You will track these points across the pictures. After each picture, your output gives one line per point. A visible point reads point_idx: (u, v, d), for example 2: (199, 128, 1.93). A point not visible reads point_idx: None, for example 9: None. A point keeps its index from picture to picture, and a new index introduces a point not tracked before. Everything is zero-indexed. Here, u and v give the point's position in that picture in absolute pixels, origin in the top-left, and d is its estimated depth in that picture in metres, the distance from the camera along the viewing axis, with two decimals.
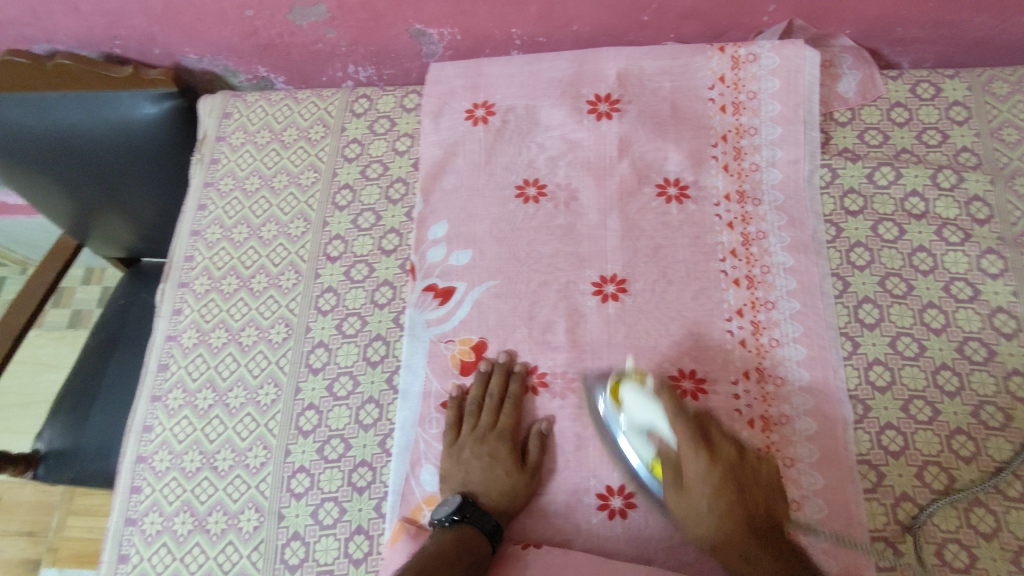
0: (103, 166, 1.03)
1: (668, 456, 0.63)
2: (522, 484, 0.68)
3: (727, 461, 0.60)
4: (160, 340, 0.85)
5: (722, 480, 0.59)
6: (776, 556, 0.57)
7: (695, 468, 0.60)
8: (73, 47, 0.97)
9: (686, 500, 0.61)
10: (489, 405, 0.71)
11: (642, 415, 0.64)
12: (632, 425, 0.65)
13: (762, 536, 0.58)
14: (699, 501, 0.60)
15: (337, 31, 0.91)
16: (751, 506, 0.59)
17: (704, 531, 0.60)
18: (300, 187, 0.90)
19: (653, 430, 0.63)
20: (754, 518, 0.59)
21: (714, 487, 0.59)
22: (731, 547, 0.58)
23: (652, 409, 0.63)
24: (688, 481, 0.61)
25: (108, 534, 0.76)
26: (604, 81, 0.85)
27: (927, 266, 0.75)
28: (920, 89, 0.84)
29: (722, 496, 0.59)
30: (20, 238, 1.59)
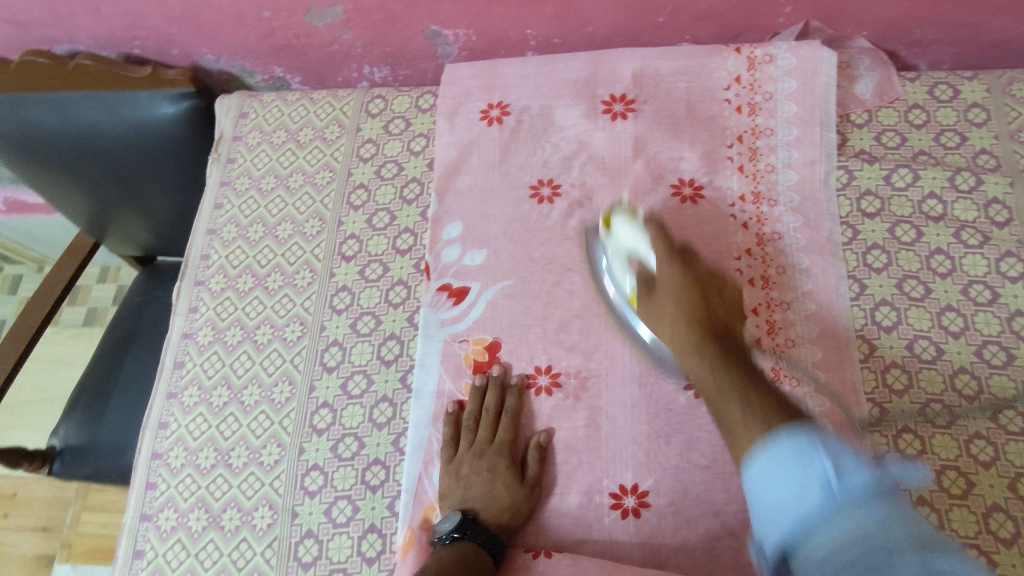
0: (122, 165, 1.04)
1: (645, 276, 0.70)
2: (522, 499, 0.67)
3: (694, 272, 0.67)
4: (176, 338, 0.85)
5: (689, 285, 0.66)
6: (729, 356, 0.60)
7: (670, 270, 0.68)
8: (93, 47, 0.98)
9: (656, 307, 0.67)
10: (487, 418, 0.71)
11: (626, 240, 0.71)
12: (616, 250, 0.73)
13: (720, 339, 0.62)
14: (668, 301, 0.66)
15: (353, 32, 0.91)
16: (713, 314, 0.65)
17: (672, 337, 0.65)
18: (315, 186, 0.91)
19: (633, 253, 0.71)
20: (715, 326, 0.64)
21: (682, 291, 0.66)
22: (689, 345, 0.63)
23: (635, 230, 0.71)
24: (662, 287, 0.68)
25: (124, 529, 0.76)
26: (619, 82, 0.85)
27: (944, 269, 0.75)
28: (938, 90, 0.84)
29: (689, 302, 0.65)
30: (38, 236, 1.61)
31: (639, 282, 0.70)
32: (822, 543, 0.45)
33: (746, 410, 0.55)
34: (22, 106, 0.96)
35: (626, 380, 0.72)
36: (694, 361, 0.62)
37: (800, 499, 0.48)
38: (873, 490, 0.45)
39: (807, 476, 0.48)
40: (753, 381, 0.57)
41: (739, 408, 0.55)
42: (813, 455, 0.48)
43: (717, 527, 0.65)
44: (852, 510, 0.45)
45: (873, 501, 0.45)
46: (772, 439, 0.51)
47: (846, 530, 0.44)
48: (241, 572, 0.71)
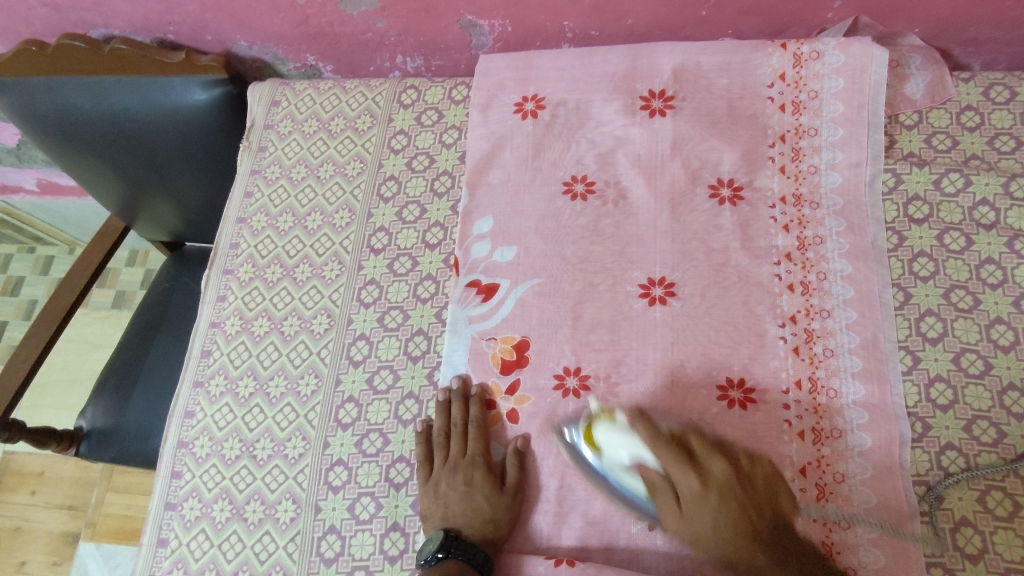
0: (155, 151, 1.04)
1: (654, 480, 0.63)
2: (504, 508, 0.67)
3: (717, 481, 0.61)
4: (203, 326, 0.85)
5: (719, 499, 0.60)
6: (792, 559, 0.59)
7: (689, 487, 0.61)
8: (129, 32, 0.98)
9: (688, 523, 0.61)
10: (454, 434, 0.71)
11: (621, 453, 0.64)
12: (614, 467, 0.65)
13: (767, 540, 0.59)
14: (702, 524, 0.60)
15: (387, 21, 0.90)
16: (753, 520, 0.60)
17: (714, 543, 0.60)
18: (346, 177, 0.90)
19: (642, 463, 0.63)
20: (758, 529, 0.60)
21: (709, 504, 0.60)
22: (738, 559, 0.60)
23: (631, 442, 0.63)
24: (686, 499, 0.61)
25: (148, 517, 0.76)
26: (659, 77, 0.82)
27: (996, 279, 0.71)
28: (994, 92, 0.80)
29: (731, 507, 0.60)
30: (70, 218, 1.63)
31: (663, 493, 0.62)
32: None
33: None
34: (57, 90, 0.97)
35: (658, 387, 0.70)
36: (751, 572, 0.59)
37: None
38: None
39: None
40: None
41: None
42: None
43: None
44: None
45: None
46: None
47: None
48: (264, 566, 0.71)
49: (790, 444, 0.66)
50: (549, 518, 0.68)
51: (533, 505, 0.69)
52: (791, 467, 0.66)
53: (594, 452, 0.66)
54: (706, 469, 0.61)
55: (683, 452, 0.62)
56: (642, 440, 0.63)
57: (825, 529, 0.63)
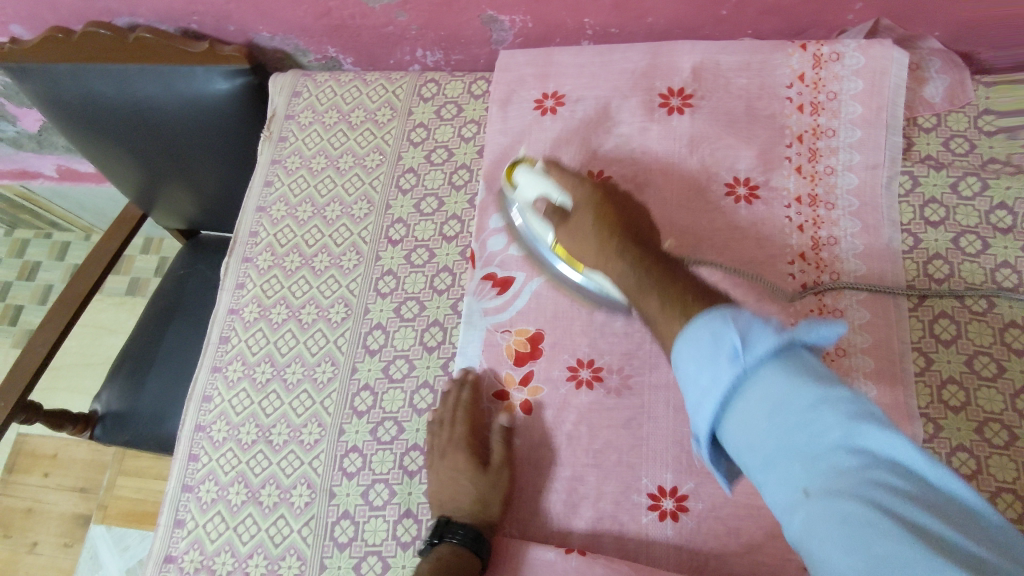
0: (175, 139, 1.05)
1: (554, 208, 0.71)
2: (488, 490, 0.68)
3: (603, 189, 0.68)
4: (222, 313, 0.86)
5: (596, 204, 0.67)
6: (647, 252, 0.60)
7: (581, 192, 0.69)
8: (153, 21, 0.99)
9: (572, 223, 0.68)
10: (444, 420, 0.73)
11: (534, 189, 0.73)
12: (529, 205, 0.75)
13: (636, 239, 0.62)
14: (582, 221, 0.66)
15: (409, 15, 0.91)
16: (626, 219, 0.65)
17: (588, 244, 0.65)
18: (365, 168, 0.91)
19: (547, 195, 0.72)
20: (628, 226, 0.64)
21: (592, 204, 0.67)
22: (607, 252, 0.63)
23: (543, 176, 0.73)
24: (576, 208, 0.68)
25: (165, 498, 0.78)
26: (678, 75, 0.83)
27: (1011, 283, 0.72)
28: (1013, 97, 0.80)
29: (602, 212, 0.65)
30: (88, 205, 1.65)
31: (557, 214, 0.70)
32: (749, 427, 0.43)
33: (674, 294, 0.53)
34: (81, 76, 0.98)
35: (671, 381, 0.70)
36: (611, 267, 0.61)
37: (716, 386, 0.45)
38: (782, 360, 0.43)
39: None
40: (672, 276, 0.56)
41: (657, 297, 0.54)
42: (723, 337, 0.46)
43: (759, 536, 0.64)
44: (766, 386, 0.43)
45: (785, 372, 0.43)
46: (692, 324, 0.49)
47: (770, 393, 0.43)
48: (278, 549, 0.72)
49: None
50: (560, 509, 0.69)
51: (545, 494, 0.69)
52: None
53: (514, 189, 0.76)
54: (599, 187, 0.69)
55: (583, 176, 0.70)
56: (551, 178, 0.72)
57: None
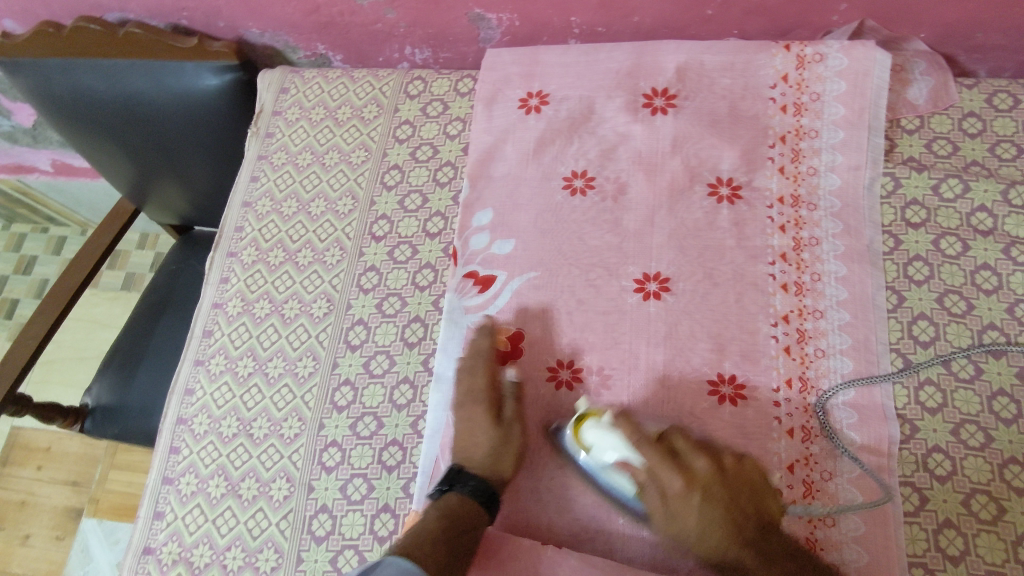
0: (165, 135, 1.06)
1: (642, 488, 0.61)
2: (499, 443, 0.66)
3: (702, 477, 0.60)
4: (206, 307, 0.87)
5: (701, 498, 0.59)
6: (782, 560, 0.58)
7: (673, 484, 0.60)
8: (143, 16, 0.99)
9: (671, 520, 0.60)
10: (463, 370, 0.70)
11: (612, 450, 0.62)
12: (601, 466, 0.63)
13: (753, 541, 0.58)
14: (687, 523, 0.59)
15: (397, 13, 0.91)
16: (740, 514, 0.59)
17: (704, 545, 0.60)
18: (350, 165, 0.91)
19: (629, 463, 0.62)
20: (744, 531, 0.59)
21: (697, 505, 0.59)
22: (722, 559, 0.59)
23: (619, 441, 0.62)
24: (673, 500, 0.60)
25: (146, 490, 0.78)
26: (662, 74, 0.83)
27: (990, 285, 0.72)
28: (997, 99, 0.80)
29: (714, 511, 0.59)
30: (83, 200, 1.66)
31: (650, 494, 0.61)
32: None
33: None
34: (72, 71, 0.98)
35: (648, 379, 0.70)
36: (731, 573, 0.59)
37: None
38: None
39: None
40: None
41: None
42: None
43: None
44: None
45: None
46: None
47: None
48: (256, 542, 0.72)
49: (778, 441, 0.67)
50: (537, 506, 0.68)
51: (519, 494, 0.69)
52: (778, 464, 0.66)
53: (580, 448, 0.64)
54: (689, 471, 0.60)
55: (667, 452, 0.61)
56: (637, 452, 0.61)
57: (811, 525, 0.63)
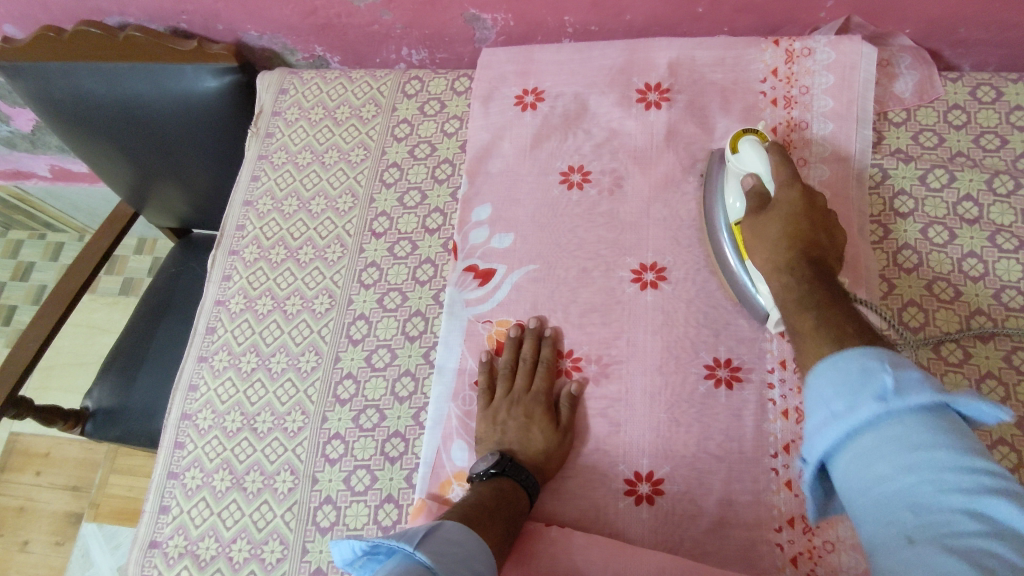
0: (165, 136, 1.07)
1: (759, 197, 0.68)
2: (555, 444, 0.69)
3: (811, 204, 0.65)
4: (209, 304, 0.88)
5: (798, 213, 0.64)
6: (817, 286, 0.58)
7: (788, 193, 0.65)
8: (143, 20, 1.01)
9: (763, 217, 0.66)
10: (523, 371, 0.73)
11: (750, 162, 0.69)
12: (739, 173, 0.71)
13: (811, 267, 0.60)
14: (771, 220, 0.65)
15: (394, 14, 0.93)
16: (813, 240, 0.62)
17: (764, 250, 0.64)
18: (350, 163, 0.93)
19: (758, 176, 0.68)
20: (811, 254, 0.61)
21: (787, 215, 0.64)
22: (774, 261, 0.63)
23: (764, 157, 0.69)
24: (776, 207, 0.65)
25: (151, 486, 0.79)
26: (655, 71, 0.85)
27: (977, 272, 0.73)
28: (980, 92, 0.82)
29: (795, 227, 0.63)
30: (81, 205, 1.67)
31: (754, 202, 0.68)
32: (864, 455, 0.42)
33: (808, 302, 0.57)
34: (73, 74, 1.00)
35: (646, 366, 0.72)
36: (773, 280, 0.63)
37: (847, 412, 0.44)
38: None
39: (863, 392, 0.44)
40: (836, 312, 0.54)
41: (808, 319, 0.55)
42: None
43: (729, 515, 0.65)
44: (897, 422, 0.42)
45: (930, 420, 0.41)
46: (834, 356, 0.47)
47: None
48: (261, 534, 0.73)
49: (774, 423, 0.67)
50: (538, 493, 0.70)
51: None
52: (775, 444, 0.67)
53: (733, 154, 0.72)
54: (808, 196, 0.65)
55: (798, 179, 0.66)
56: (773, 161, 0.68)
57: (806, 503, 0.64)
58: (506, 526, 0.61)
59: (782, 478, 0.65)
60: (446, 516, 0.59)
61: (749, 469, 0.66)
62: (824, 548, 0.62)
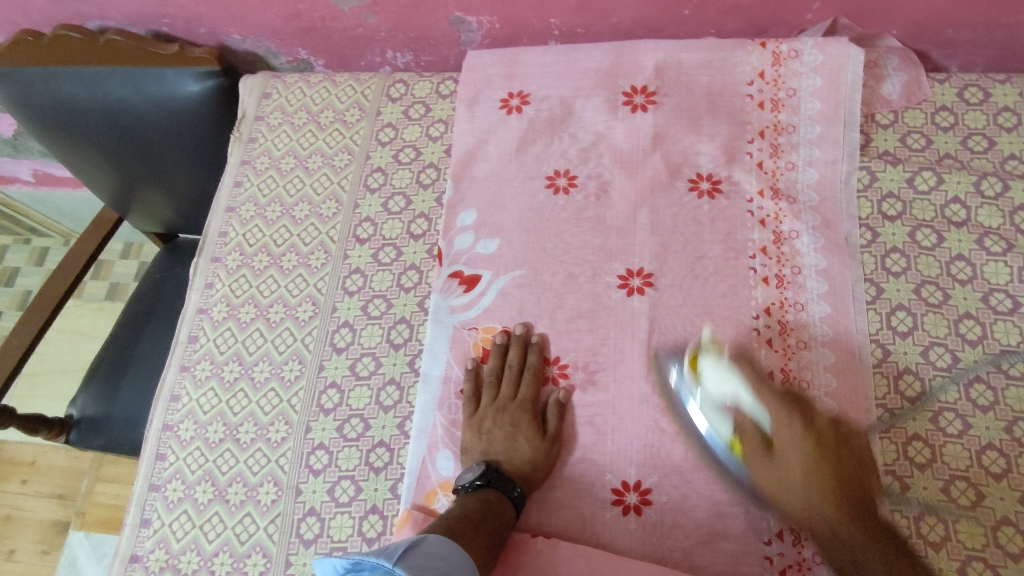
0: (148, 140, 1.05)
1: (753, 426, 0.64)
2: (543, 454, 0.68)
3: (819, 429, 0.63)
4: (191, 312, 0.86)
5: (813, 446, 0.62)
6: (867, 520, 0.59)
7: (787, 425, 0.63)
8: (124, 24, 0.99)
9: (777, 466, 0.62)
10: (509, 378, 0.72)
11: (723, 388, 0.65)
12: (710, 403, 0.65)
13: (847, 495, 0.60)
14: (792, 469, 0.61)
15: (378, 17, 0.92)
16: (843, 465, 0.62)
17: (794, 498, 0.61)
18: (333, 168, 0.91)
19: (740, 399, 0.65)
20: (846, 483, 0.61)
21: (807, 452, 0.62)
22: (812, 501, 0.60)
23: (735, 376, 0.65)
24: (783, 445, 0.63)
25: (132, 498, 0.78)
26: (641, 73, 0.84)
27: (965, 275, 0.73)
28: (968, 93, 0.82)
29: (820, 465, 0.61)
30: (65, 210, 1.65)
31: (751, 435, 0.64)
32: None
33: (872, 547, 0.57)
34: (51, 80, 0.97)
35: (633, 373, 0.71)
36: (811, 514, 0.60)
37: None
38: None
39: None
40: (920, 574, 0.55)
41: None
42: None
43: (718, 524, 0.64)
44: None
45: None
46: None
47: None
48: (244, 547, 0.72)
49: None
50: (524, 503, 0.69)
51: None
52: None
53: (693, 381, 0.67)
54: (806, 413, 0.64)
55: (785, 398, 0.65)
56: (745, 380, 0.65)
57: None
58: (492, 539, 0.60)
59: None
60: (430, 530, 0.58)
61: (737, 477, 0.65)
62: (813, 559, 0.62)
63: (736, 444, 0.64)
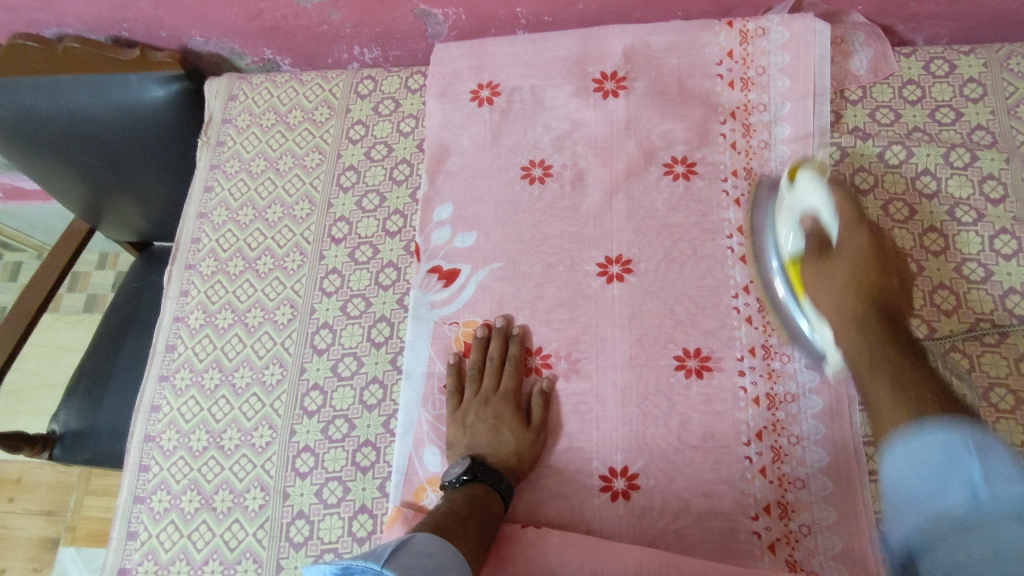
0: (114, 150, 1.03)
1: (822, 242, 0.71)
2: (528, 445, 0.68)
3: (877, 259, 0.70)
4: (167, 321, 0.85)
5: (866, 266, 0.69)
6: (891, 343, 0.65)
7: (855, 244, 0.70)
8: (82, 30, 0.97)
9: (830, 274, 0.70)
10: (491, 369, 0.72)
11: (814, 199, 0.71)
12: (794, 208, 0.72)
13: (881, 312, 0.67)
14: (841, 275, 0.69)
15: (342, 13, 0.90)
16: (888, 290, 0.68)
17: (830, 301, 0.69)
18: (305, 168, 0.91)
19: (819, 215, 0.71)
20: (882, 307, 0.67)
21: (855, 266, 0.69)
22: (853, 323, 0.67)
23: (827, 196, 0.71)
24: (844, 258, 0.70)
25: (117, 512, 0.77)
26: (610, 59, 0.84)
27: (938, 246, 0.73)
28: (934, 65, 0.82)
29: (870, 282, 0.68)
30: (37, 223, 1.62)
31: (816, 247, 0.71)
32: None
33: (886, 364, 0.64)
34: (14, 91, 0.96)
35: (616, 360, 0.71)
36: (853, 339, 0.67)
37: (938, 495, 0.57)
38: None
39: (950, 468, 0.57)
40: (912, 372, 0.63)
41: (887, 389, 0.63)
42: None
43: (707, 506, 0.65)
44: None
45: None
46: (919, 432, 0.60)
47: None
48: (234, 553, 0.72)
49: (745, 411, 0.67)
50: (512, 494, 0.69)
51: None
52: (747, 432, 0.67)
53: (788, 185, 0.73)
54: (874, 239, 0.71)
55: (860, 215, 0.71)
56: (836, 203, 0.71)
57: (780, 489, 0.64)
58: (480, 533, 0.60)
59: (756, 465, 0.65)
60: (417, 529, 0.58)
61: (723, 458, 0.66)
62: (799, 533, 0.63)
63: (795, 255, 0.71)
